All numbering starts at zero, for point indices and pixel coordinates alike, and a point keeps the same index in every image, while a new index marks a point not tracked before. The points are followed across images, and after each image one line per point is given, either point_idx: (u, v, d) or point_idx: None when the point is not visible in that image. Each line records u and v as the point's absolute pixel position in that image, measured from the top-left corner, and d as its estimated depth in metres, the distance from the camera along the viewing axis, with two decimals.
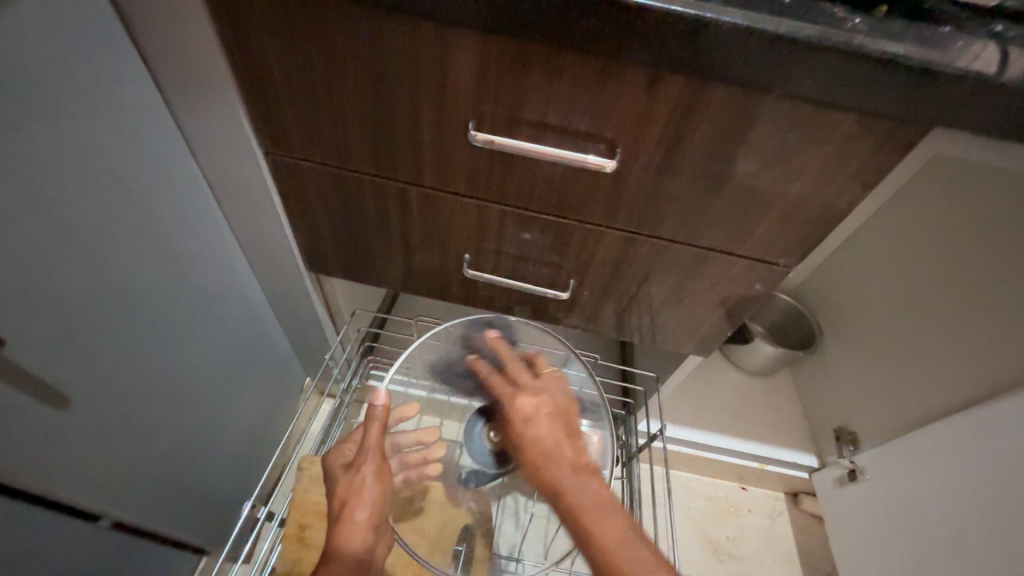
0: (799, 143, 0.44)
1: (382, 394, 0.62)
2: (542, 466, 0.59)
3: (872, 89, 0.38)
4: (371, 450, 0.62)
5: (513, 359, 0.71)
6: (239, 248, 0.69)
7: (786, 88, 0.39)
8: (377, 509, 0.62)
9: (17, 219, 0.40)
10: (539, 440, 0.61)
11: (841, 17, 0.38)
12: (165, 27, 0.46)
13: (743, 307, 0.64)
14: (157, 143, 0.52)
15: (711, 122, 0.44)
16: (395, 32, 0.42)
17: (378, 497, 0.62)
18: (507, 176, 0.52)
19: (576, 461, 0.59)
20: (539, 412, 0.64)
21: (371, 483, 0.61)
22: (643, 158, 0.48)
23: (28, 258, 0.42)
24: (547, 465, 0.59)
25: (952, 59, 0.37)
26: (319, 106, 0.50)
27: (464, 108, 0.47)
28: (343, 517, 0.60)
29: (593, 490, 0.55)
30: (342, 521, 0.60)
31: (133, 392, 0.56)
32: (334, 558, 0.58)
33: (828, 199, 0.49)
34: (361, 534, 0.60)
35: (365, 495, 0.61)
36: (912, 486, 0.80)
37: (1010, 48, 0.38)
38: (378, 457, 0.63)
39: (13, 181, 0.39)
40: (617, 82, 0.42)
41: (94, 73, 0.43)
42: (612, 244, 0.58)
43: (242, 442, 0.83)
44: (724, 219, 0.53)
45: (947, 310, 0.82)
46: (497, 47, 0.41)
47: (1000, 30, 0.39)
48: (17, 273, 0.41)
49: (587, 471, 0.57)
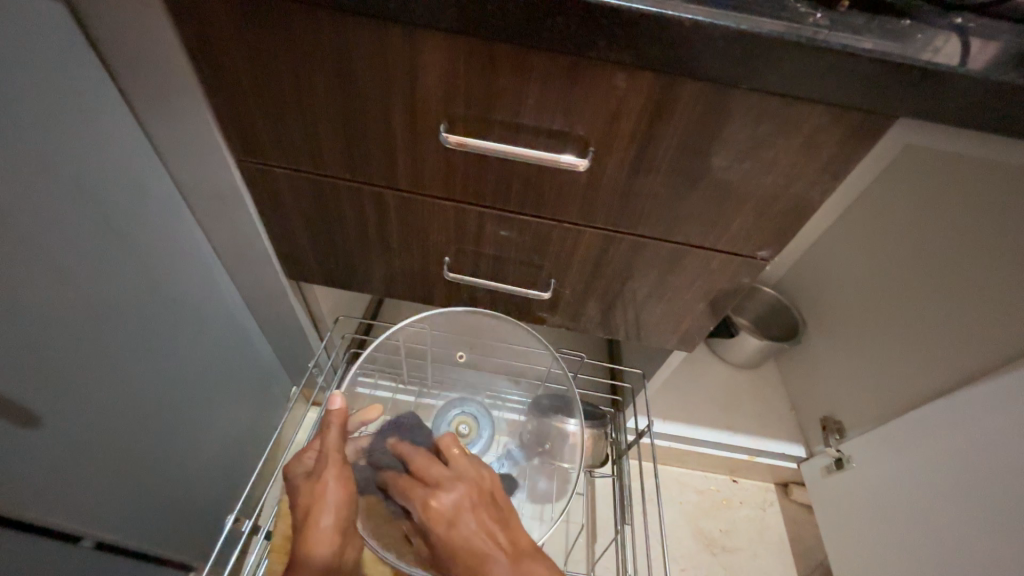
0: (769, 136, 0.45)
1: (337, 397, 0.65)
2: (473, 561, 0.53)
3: (836, 82, 0.39)
4: (331, 449, 0.63)
5: (419, 455, 0.65)
6: (216, 258, 0.68)
7: (753, 83, 0.40)
8: (344, 510, 0.61)
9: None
10: (472, 526, 0.56)
11: (804, 12, 0.38)
12: (128, 35, 0.45)
13: (723, 300, 0.65)
14: (126, 153, 0.51)
15: (681, 118, 0.44)
16: (363, 36, 0.41)
17: (343, 496, 0.61)
18: (483, 178, 0.52)
19: (515, 548, 0.54)
20: (461, 509, 0.57)
21: (334, 482, 0.61)
22: (617, 156, 0.48)
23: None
24: (484, 569, 0.52)
25: (912, 51, 0.38)
26: (290, 112, 0.49)
27: (437, 110, 0.46)
28: (307, 526, 0.59)
29: (537, 574, 0.52)
30: (308, 526, 0.59)
31: (111, 407, 0.55)
32: (301, 567, 0.56)
33: (801, 191, 0.49)
34: (329, 540, 0.58)
35: (327, 496, 0.60)
36: (898, 472, 0.81)
37: (969, 39, 0.39)
38: (338, 461, 0.63)
39: None
40: (587, 80, 0.42)
41: (55, 84, 0.42)
42: (591, 242, 0.58)
43: (227, 454, 0.81)
44: (699, 214, 0.53)
45: (923, 298, 0.84)
46: (466, 49, 0.41)
47: (958, 22, 0.40)
48: None
49: (526, 556, 0.54)
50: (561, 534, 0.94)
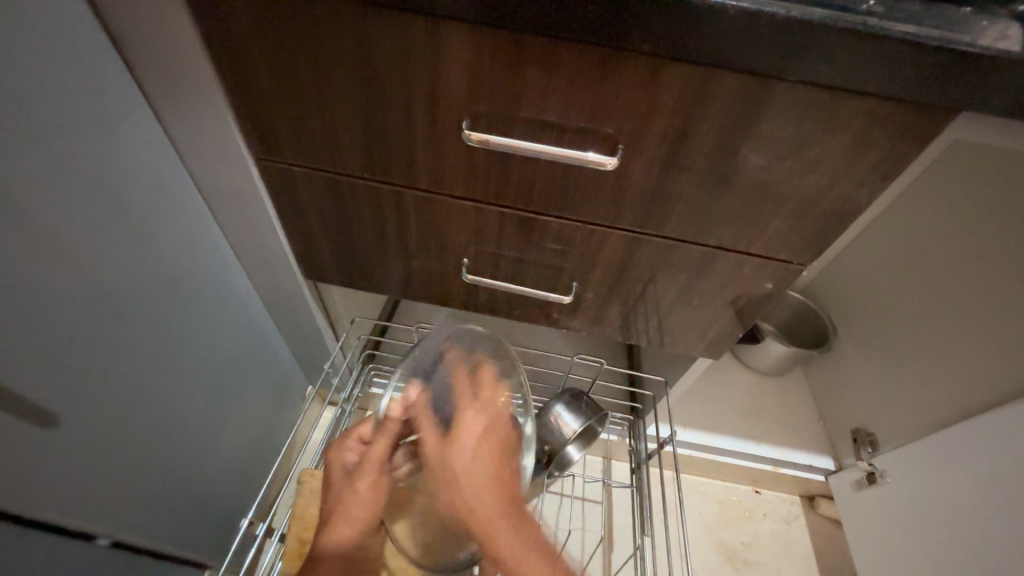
0: (813, 134, 0.42)
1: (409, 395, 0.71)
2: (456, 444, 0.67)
3: (888, 74, 0.36)
4: (370, 459, 0.69)
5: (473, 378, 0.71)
6: (235, 258, 0.68)
7: (797, 74, 0.37)
8: (373, 509, 0.69)
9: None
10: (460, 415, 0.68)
11: None
12: (149, 34, 0.45)
13: (753, 307, 0.62)
14: (145, 151, 0.51)
15: (718, 114, 0.41)
16: (384, 29, 0.40)
17: (374, 501, 0.69)
18: (506, 177, 0.50)
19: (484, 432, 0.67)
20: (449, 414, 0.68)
21: (365, 489, 0.69)
22: (646, 155, 0.46)
23: (15, 273, 0.40)
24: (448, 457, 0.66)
25: (978, 38, 0.35)
26: (309, 110, 0.48)
27: (459, 107, 0.45)
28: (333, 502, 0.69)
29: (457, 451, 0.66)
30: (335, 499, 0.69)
31: (130, 407, 0.55)
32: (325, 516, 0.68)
33: (846, 192, 0.46)
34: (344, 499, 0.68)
35: (357, 504, 0.68)
36: (939, 490, 0.77)
37: None
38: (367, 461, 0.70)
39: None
40: (618, 74, 0.40)
41: (73, 83, 0.42)
42: (616, 244, 0.56)
43: (242, 453, 0.81)
44: (733, 216, 0.50)
45: (967, 305, 0.79)
46: (491, 40, 0.39)
47: None
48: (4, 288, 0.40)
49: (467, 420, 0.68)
50: (577, 543, 0.92)
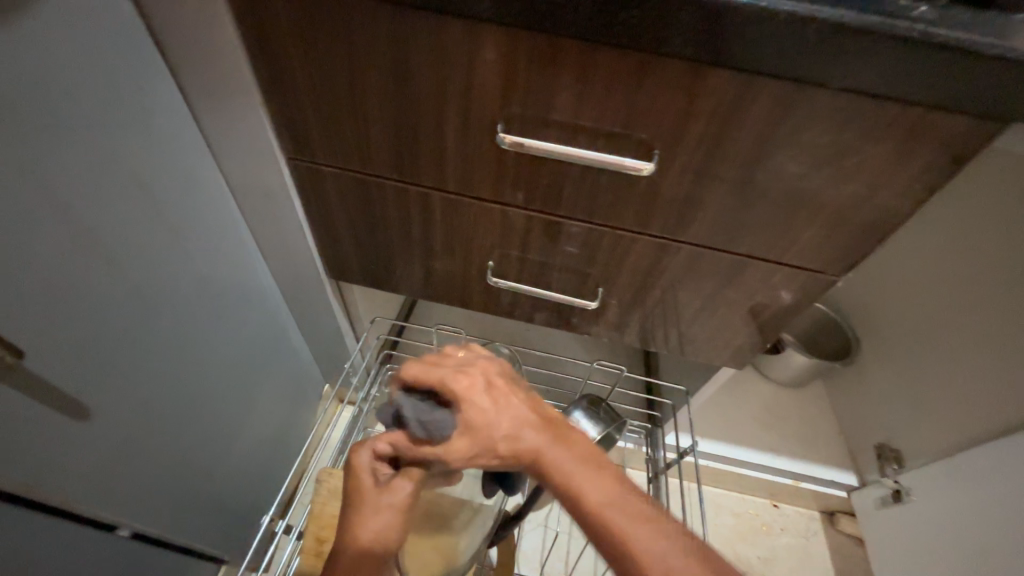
0: (853, 143, 0.41)
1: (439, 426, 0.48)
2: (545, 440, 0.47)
3: (937, 81, 0.35)
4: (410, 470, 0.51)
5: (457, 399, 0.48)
6: (262, 258, 0.69)
7: (839, 81, 0.37)
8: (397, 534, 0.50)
9: (36, 224, 0.39)
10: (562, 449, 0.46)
11: (904, 5, 0.34)
12: (190, 34, 0.45)
13: (780, 317, 0.60)
14: (179, 148, 0.52)
15: (756, 121, 0.41)
16: (420, 32, 0.40)
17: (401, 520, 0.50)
18: (535, 180, 0.50)
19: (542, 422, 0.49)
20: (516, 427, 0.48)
21: (394, 503, 0.50)
22: (681, 161, 0.45)
23: (48, 266, 0.41)
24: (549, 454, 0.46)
25: None
26: (340, 110, 0.48)
27: (492, 110, 0.45)
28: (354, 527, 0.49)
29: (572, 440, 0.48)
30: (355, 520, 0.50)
31: (154, 400, 0.56)
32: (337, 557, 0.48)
33: (886, 202, 0.45)
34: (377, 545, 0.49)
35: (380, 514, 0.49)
36: (968, 511, 0.74)
37: None
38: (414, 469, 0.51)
39: (38, 188, 0.39)
40: (654, 80, 0.40)
41: (115, 82, 0.43)
42: (643, 251, 0.55)
43: (261, 450, 0.82)
44: (768, 224, 0.49)
45: (1000, 320, 0.77)
46: (527, 44, 0.39)
47: None
48: (38, 280, 0.40)
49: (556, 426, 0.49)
50: (591, 552, 0.92)
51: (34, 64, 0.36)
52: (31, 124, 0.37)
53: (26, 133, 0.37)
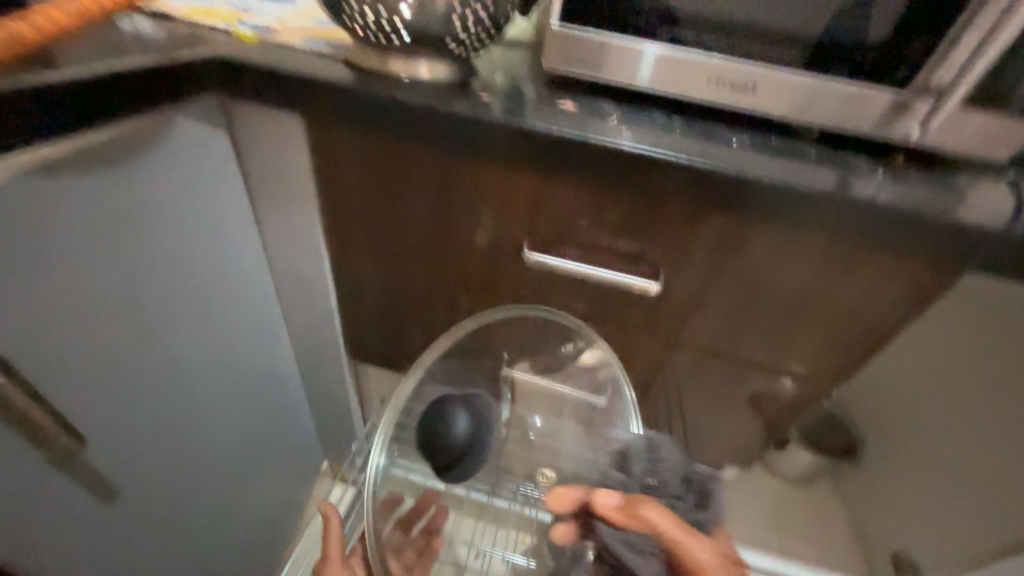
0: (842, 275, 0.47)
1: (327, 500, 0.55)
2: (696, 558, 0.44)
3: (903, 235, 0.43)
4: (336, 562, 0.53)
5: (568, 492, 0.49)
6: (290, 340, 0.71)
7: (823, 228, 0.44)
8: None
9: (120, 324, 0.43)
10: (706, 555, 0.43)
11: (865, 167, 0.45)
12: (264, 156, 0.50)
13: (781, 416, 0.63)
14: (239, 249, 0.56)
15: (754, 253, 0.47)
16: (470, 169, 0.47)
17: None
18: (557, 286, 0.55)
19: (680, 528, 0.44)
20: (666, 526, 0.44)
21: None
22: (686, 279, 0.51)
23: (118, 362, 0.43)
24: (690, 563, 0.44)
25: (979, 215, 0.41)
26: (385, 224, 0.53)
27: (521, 232, 0.50)
28: None
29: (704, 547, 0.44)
30: None
31: (179, 489, 0.55)
32: None
33: (874, 322, 0.50)
34: None
35: None
36: None
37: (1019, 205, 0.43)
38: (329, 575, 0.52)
39: (123, 291, 0.43)
40: (664, 217, 0.46)
41: (193, 193, 0.49)
42: (652, 350, 0.59)
43: (255, 538, 0.78)
44: (768, 333, 0.54)
45: None
46: (557, 184, 0.46)
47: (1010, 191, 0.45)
48: (114, 373, 0.43)
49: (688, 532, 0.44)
50: None
51: (133, 184, 0.43)
52: (126, 233, 0.43)
53: (120, 234, 0.42)
